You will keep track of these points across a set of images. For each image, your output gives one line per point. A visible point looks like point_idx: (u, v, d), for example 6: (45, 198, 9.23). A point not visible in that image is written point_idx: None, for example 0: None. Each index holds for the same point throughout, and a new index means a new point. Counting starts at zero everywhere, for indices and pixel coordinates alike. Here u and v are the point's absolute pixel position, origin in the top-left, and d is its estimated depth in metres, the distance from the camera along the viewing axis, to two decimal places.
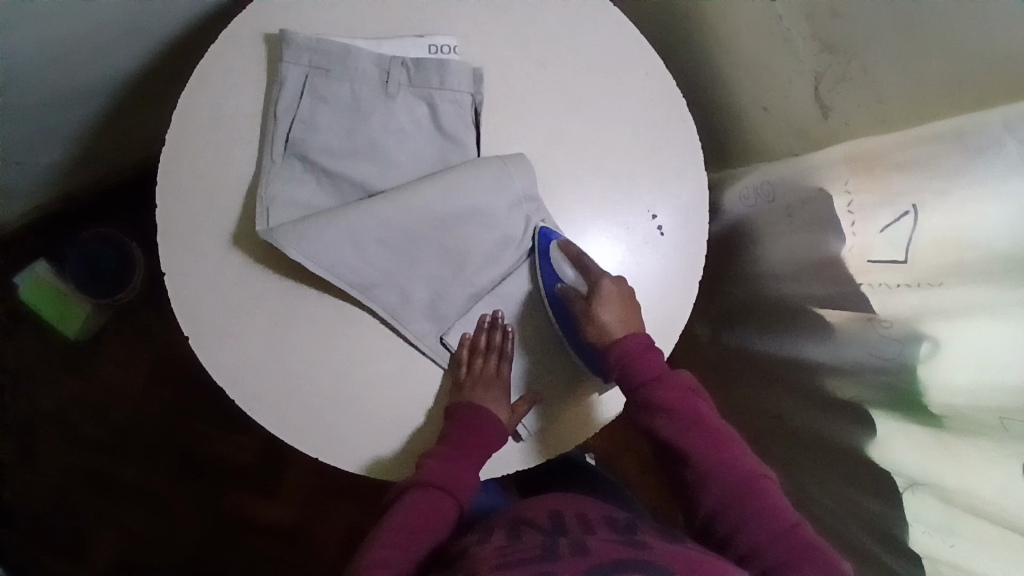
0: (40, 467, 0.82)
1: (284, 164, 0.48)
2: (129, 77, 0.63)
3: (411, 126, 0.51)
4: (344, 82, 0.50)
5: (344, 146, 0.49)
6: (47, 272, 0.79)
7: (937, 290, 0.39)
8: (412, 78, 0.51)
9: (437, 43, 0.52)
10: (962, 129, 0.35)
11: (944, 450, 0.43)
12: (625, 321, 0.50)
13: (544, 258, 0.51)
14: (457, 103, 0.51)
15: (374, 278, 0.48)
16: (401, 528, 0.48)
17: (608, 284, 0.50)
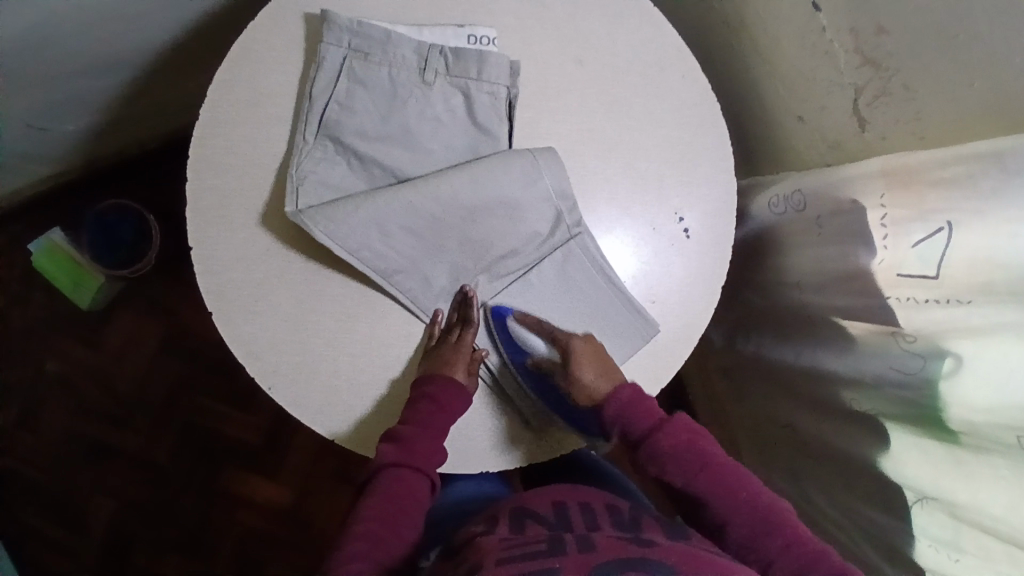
0: (46, 433, 0.82)
1: (318, 146, 0.49)
2: (163, 48, 0.64)
3: (444, 115, 0.51)
4: (382, 68, 0.50)
5: (378, 131, 0.50)
6: (63, 240, 0.79)
7: (965, 308, 0.40)
8: (451, 67, 0.51)
9: (476, 34, 0.52)
10: (1003, 151, 0.35)
11: (959, 466, 0.44)
12: (605, 376, 0.51)
13: (505, 336, 0.51)
14: (492, 95, 0.51)
15: (398, 264, 0.49)
16: (379, 513, 0.49)
17: (579, 343, 0.51)
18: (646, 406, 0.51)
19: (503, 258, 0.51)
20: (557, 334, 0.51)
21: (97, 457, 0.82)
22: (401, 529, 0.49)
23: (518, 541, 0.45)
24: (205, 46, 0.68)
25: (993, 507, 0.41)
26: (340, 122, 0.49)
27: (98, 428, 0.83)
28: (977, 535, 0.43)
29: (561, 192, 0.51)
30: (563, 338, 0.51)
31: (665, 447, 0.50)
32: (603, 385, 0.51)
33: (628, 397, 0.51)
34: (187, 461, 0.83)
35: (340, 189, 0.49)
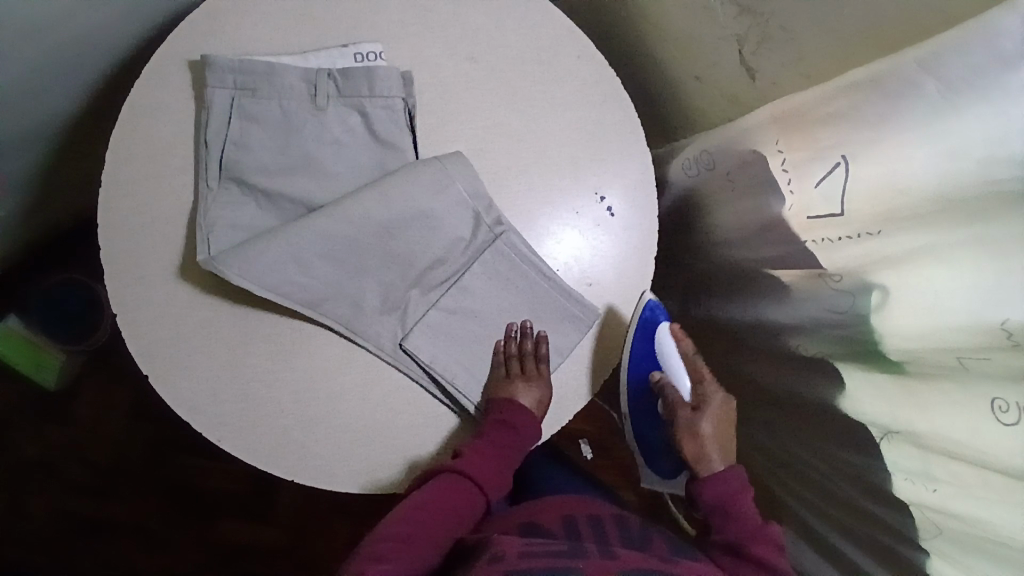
0: (35, 517, 0.82)
1: (222, 189, 0.49)
2: (67, 117, 0.64)
3: (345, 136, 0.51)
4: (273, 101, 0.50)
5: (279, 165, 0.50)
6: (16, 325, 0.77)
7: (878, 238, 0.39)
8: (343, 88, 0.51)
9: (363, 50, 0.52)
10: (878, 76, 0.35)
11: (912, 396, 0.44)
12: (722, 445, 0.55)
13: (641, 334, 0.54)
14: (389, 108, 0.51)
15: (323, 293, 0.49)
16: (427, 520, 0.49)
17: (716, 399, 0.56)
18: (724, 475, 0.54)
19: (431, 269, 0.51)
20: (702, 380, 0.56)
21: (93, 533, 0.83)
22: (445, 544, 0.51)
23: (534, 540, 0.48)
24: (112, 106, 0.68)
25: (952, 432, 0.40)
26: (241, 162, 0.49)
27: (87, 503, 0.83)
28: (948, 462, 0.43)
29: (472, 188, 0.51)
30: (693, 360, 0.57)
31: (713, 500, 0.53)
32: (713, 447, 0.54)
33: (721, 472, 0.54)
34: (182, 521, 0.83)
35: (252, 228, 0.49)
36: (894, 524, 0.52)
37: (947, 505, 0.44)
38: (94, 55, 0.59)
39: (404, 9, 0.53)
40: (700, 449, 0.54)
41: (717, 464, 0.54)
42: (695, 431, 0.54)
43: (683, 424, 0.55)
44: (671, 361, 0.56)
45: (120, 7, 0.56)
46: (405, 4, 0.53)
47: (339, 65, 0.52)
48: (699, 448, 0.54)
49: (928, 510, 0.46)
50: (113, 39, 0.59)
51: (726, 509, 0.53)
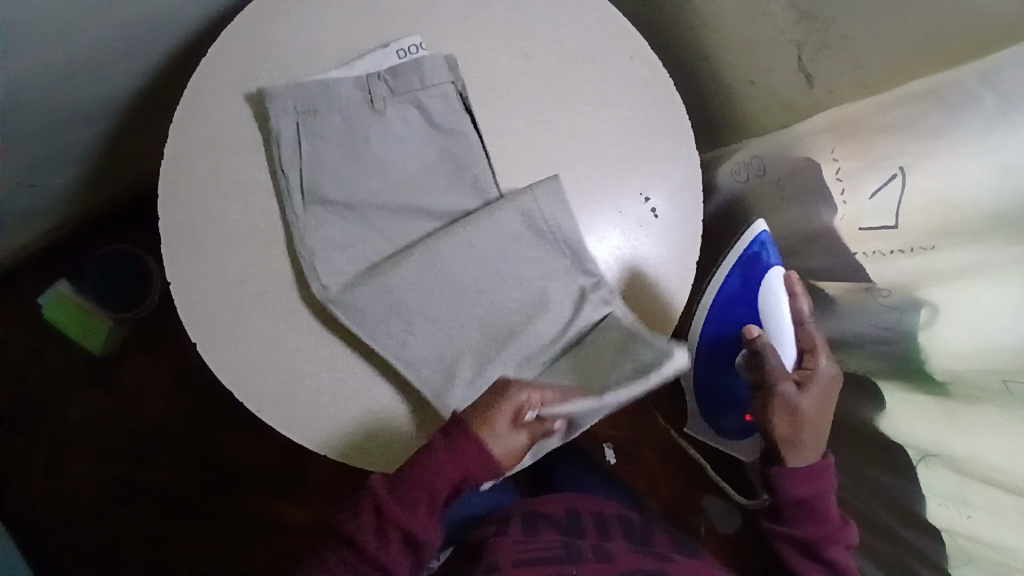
0: (71, 477, 0.85)
1: (314, 226, 0.50)
2: (131, 92, 0.66)
3: (410, 141, 0.52)
4: (334, 114, 0.51)
5: (360, 184, 0.51)
6: (70, 291, 0.81)
7: (928, 254, 0.38)
8: (395, 87, 0.52)
9: (404, 46, 0.53)
10: (941, 90, 0.34)
11: (950, 418, 0.43)
12: (816, 428, 0.50)
13: (753, 266, 0.52)
14: (445, 98, 0.52)
15: (423, 352, 0.49)
16: (415, 490, 0.46)
17: (826, 375, 0.49)
18: (809, 472, 0.51)
19: (528, 332, 0.50)
20: (813, 353, 0.49)
21: (126, 496, 0.85)
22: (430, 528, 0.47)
23: (532, 541, 0.47)
24: (173, 85, 0.70)
25: (990, 455, 0.40)
26: (322, 188, 0.51)
27: (122, 467, 0.85)
28: (985, 489, 0.42)
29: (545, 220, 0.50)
30: (804, 329, 0.50)
31: (802, 495, 0.51)
32: (808, 433, 0.50)
33: (811, 463, 0.51)
34: (211, 492, 0.85)
35: (358, 259, 0.51)
36: (925, 548, 0.51)
37: (980, 532, 0.43)
38: (162, 32, 0.61)
39: (462, 2, 0.54)
40: (795, 433, 0.50)
41: (811, 453, 0.51)
42: (796, 413, 0.49)
43: (784, 402, 0.49)
44: (777, 318, 0.51)
45: None
46: None
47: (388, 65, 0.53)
48: (795, 431, 0.50)
49: (959, 535, 0.46)
50: (181, 19, 0.61)
51: (809, 510, 0.51)
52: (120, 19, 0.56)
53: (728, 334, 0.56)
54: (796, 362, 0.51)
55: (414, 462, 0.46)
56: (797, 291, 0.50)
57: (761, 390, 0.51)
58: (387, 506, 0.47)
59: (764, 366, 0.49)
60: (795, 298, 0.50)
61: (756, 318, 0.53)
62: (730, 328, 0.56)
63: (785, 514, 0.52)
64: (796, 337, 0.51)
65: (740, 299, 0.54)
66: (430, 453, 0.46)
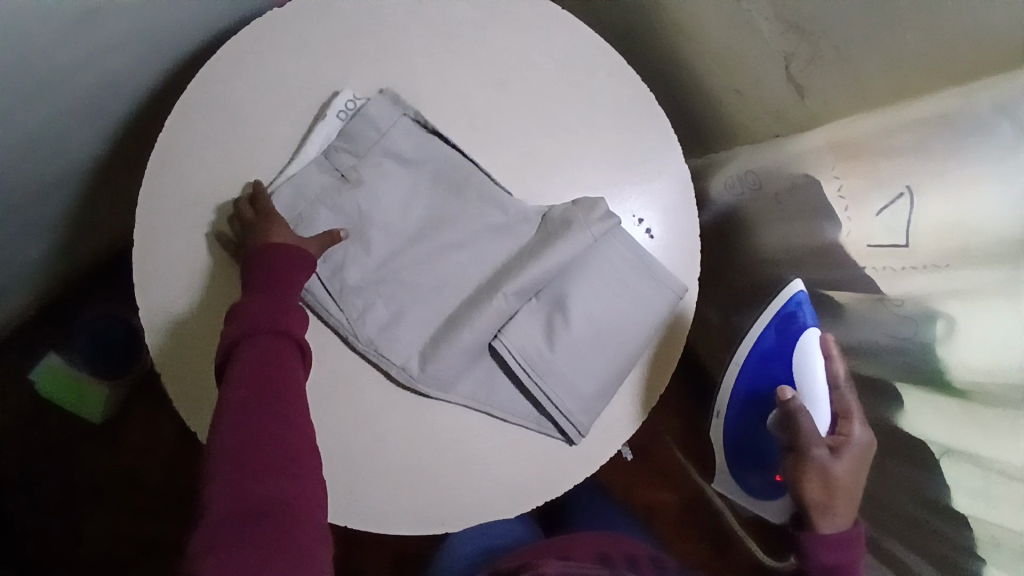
0: (87, 545, 0.83)
1: (365, 318, 0.47)
2: (91, 160, 0.63)
3: (404, 194, 0.49)
4: (320, 205, 0.48)
5: (385, 258, 0.49)
6: (59, 362, 0.79)
7: (943, 271, 0.37)
8: (358, 149, 0.49)
9: (341, 107, 0.49)
10: (948, 111, 0.33)
11: (976, 422, 0.41)
12: (849, 497, 0.47)
13: (792, 325, 0.50)
14: (409, 133, 0.49)
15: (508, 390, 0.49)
16: (267, 306, 0.43)
17: (861, 441, 0.46)
18: (844, 540, 0.47)
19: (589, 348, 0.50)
20: (847, 418, 0.46)
21: (145, 557, 0.83)
22: (291, 328, 0.43)
23: (573, 564, 0.48)
24: (135, 146, 0.67)
25: (1013, 462, 0.39)
26: (348, 278, 0.48)
27: (139, 528, 0.84)
28: (1012, 485, 0.40)
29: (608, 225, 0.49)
30: (839, 393, 0.48)
31: (832, 562, 0.47)
32: (842, 499, 0.47)
33: (844, 531, 0.47)
34: None
35: (423, 325, 0.48)
36: (957, 541, 0.50)
37: (1008, 525, 0.42)
38: (114, 97, 0.57)
39: (427, 37, 0.51)
40: (828, 499, 0.47)
41: (843, 521, 0.47)
42: (828, 478, 0.46)
43: (818, 467, 0.46)
44: (812, 380, 0.48)
45: (138, 51, 0.55)
46: (429, 32, 0.51)
47: (340, 129, 0.49)
48: (826, 496, 0.47)
49: (987, 527, 0.44)
50: (132, 81, 0.57)
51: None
52: (70, 95, 0.52)
53: (762, 391, 0.54)
54: (831, 427, 0.48)
55: (257, 330, 0.42)
56: (833, 354, 0.48)
57: (795, 452, 0.48)
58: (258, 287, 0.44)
59: (796, 426, 0.46)
60: (831, 361, 0.48)
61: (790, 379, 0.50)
62: (765, 386, 0.53)
63: None
64: (831, 400, 0.48)
65: (775, 355, 0.51)
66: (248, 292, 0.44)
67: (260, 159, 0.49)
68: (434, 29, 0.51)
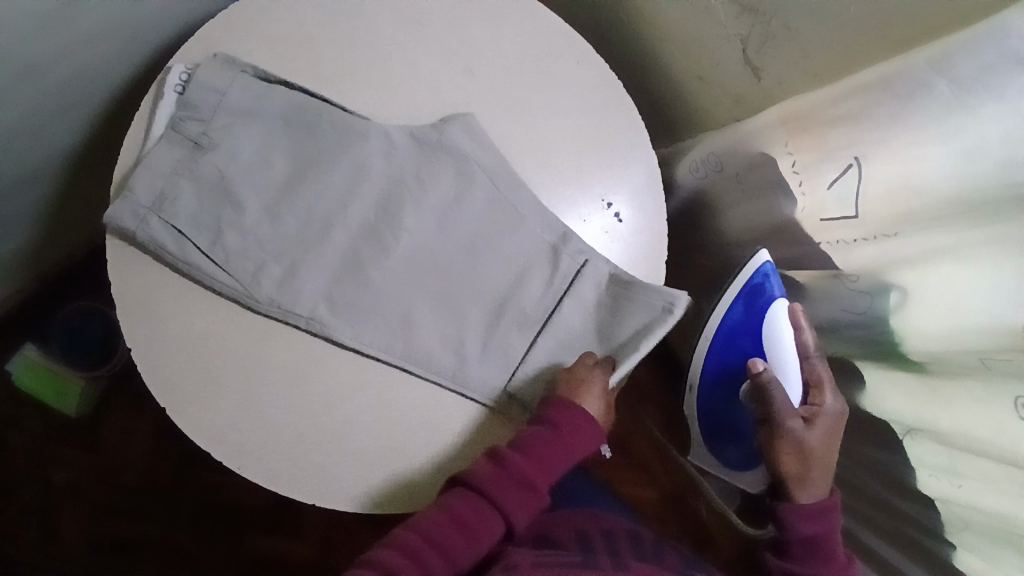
0: (63, 542, 0.82)
1: (259, 279, 0.48)
2: (73, 149, 0.64)
3: (257, 147, 0.50)
4: (176, 180, 0.48)
5: (266, 212, 0.49)
6: (36, 353, 0.79)
7: (893, 240, 0.38)
8: (203, 115, 0.49)
9: (175, 81, 0.49)
10: (890, 79, 0.34)
11: (934, 394, 0.42)
12: (823, 466, 0.49)
13: (755, 298, 0.50)
14: (248, 87, 0.49)
15: (425, 348, 0.49)
16: (505, 485, 0.46)
17: (832, 410, 0.48)
18: (819, 509, 0.49)
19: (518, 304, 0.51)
20: (818, 387, 0.48)
21: (122, 554, 0.83)
22: (511, 515, 0.46)
23: (547, 549, 0.48)
24: (116, 137, 0.68)
25: (972, 428, 0.40)
26: (229, 242, 0.48)
27: (116, 524, 0.83)
28: (973, 458, 0.41)
29: (487, 172, 0.51)
30: (809, 362, 0.48)
31: (809, 533, 0.49)
32: (816, 469, 0.49)
33: (820, 500, 0.49)
34: (210, 538, 0.83)
35: (326, 275, 0.50)
36: (922, 519, 0.50)
37: (972, 499, 0.43)
38: (94, 84, 0.58)
39: (399, 24, 0.53)
40: (804, 469, 0.48)
41: (815, 490, 0.49)
42: (803, 448, 0.48)
43: (792, 439, 0.48)
44: (780, 348, 0.49)
45: (118, 38, 0.56)
46: (400, 19, 0.53)
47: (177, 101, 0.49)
48: (803, 467, 0.48)
49: (953, 504, 0.45)
50: (110, 69, 0.58)
51: (817, 547, 0.49)
52: (51, 81, 0.53)
53: (733, 367, 0.54)
54: (802, 398, 0.49)
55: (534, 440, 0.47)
56: (801, 325, 0.48)
57: (768, 424, 0.49)
58: (535, 441, 0.47)
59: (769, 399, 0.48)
60: (800, 332, 0.49)
61: (758, 350, 0.51)
62: (733, 361, 0.53)
63: (791, 552, 0.50)
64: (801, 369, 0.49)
65: (743, 330, 0.51)
66: (514, 454, 0.47)
67: None
68: (405, 16, 0.53)
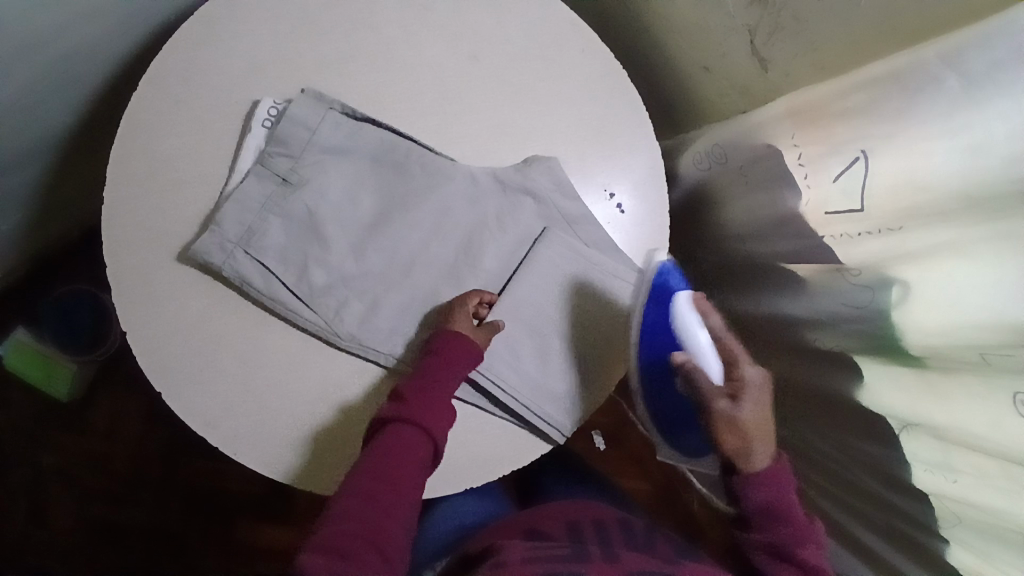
0: (52, 528, 0.82)
1: (341, 315, 0.48)
2: (68, 129, 0.63)
3: (346, 185, 0.50)
4: (265, 217, 0.48)
5: (352, 249, 0.49)
6: (27, 338, 0.79)
7: (898, 234, 0.38)
8: (293, 152, 0.48)
9: (264, 115, 0.49)
10: (899, 71, 0.34)
11: (931, 390, 0.43)
12: (764, 439, 0.48)
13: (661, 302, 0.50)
14: (339, 126, 0.49)
15: (515, 380, 0.49)
16: (410, 422, 0.45)
17: (751, 375, 0.49)
18: (772, 475, 0.49)
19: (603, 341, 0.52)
20: (734, 364, 0.49)
21: (112, 540, 0.82)
22: (432, 428, 0.46)
23: (539, 545, 0.48)
24: (111, 117, 0.67)
25: (970, 425, 0.39)
26: (314, 279, 0.48)
27: (106, 510, 0.82)
28: (968, 454, 0.41)
29: (564, 218, 0.51)
30: (722, 343, 0.50)
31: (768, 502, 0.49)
32: (757, 439, 0.48)
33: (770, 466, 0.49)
34: (201, 524, 0.83)
35: (406, 310, 0.50)
36: (913, 514, 0.51)
37: (966, 495, 0.43)
38: (91, 62, 0.57)
39: (403, 8, 0.52)
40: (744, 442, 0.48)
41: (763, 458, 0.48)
42: (736, 425, 0.48)
43: (721, 418, 0.48)
44: (698, 342, 0.50)
45: (116, 16, 0.55)
46: (405, 2, 0.52)
47: (267, 136, 0.49)
48: (742, 442, 0.48)
49: (946, 500, 0.45)
50: (108, 48, 0.57)
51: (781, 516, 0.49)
52: (48, 58, 0.52)
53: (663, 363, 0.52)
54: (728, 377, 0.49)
55: (418, 376, 0.47)
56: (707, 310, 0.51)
57: (700, 412, 0.49)
58: (425, 366, 0.47)
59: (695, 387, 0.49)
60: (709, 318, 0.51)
61: (680, 345, 0.50)
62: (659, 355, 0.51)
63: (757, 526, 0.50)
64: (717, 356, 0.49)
65: (663, 328, 0.50)
66: (404, 396, 0.46)
67: (235, 119, 0.49)
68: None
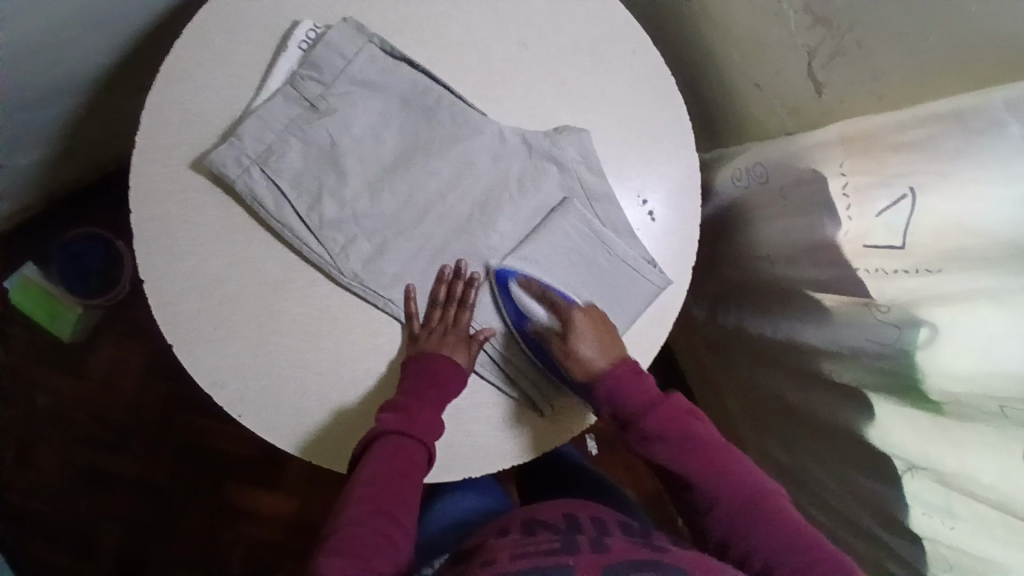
0: (40, 466, 0.81)
1: (347, 253, 0.47)
2: (103, 71, 0.62)
3: (373, 122, 0.49)
4: (286, 138, 0.47)
5: (368, 188, 0.48)
6: (36, 274, 0.78)
7: (935, 276, 0.38)
8: (324, 77, 0.48)
9: (302, 36, 0.48)
10: (962, 111, 0.33)
11: (944, 435, 0.42)
12: (603, 349, 0.49)
13: (507, 297, 0.49)
14: (374, 60, 0.48)
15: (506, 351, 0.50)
16: (406, 412, 0.46)
17: (579, 314, 0.49)
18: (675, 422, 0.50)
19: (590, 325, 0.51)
20: (563, 308, 0.49)
21: (98, 486, 0.82)
22: (426, 438, 0.46)
23: (529, 540, 0.46)
24: (148, 61, 0.66)
25: (979, 475, 0.39)
26: (325, 211, 0.47)
27: (94, 455, 0.82)
28: (972, 502, 0.41)
29: (586, 192, 0.51)
30: (563, 313, 0.49)
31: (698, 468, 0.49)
32: (597, 337, 0.49)
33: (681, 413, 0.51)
34: (188, 479, 0.83)
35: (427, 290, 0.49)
36: (905, 555, 0.50)
37: (964, 543, 0.42)
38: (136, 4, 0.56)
39: None
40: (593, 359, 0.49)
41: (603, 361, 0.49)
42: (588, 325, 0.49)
43: (565, 346, 0.49)
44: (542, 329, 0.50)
45: None
46: None
47: (301, 59, 0.48)
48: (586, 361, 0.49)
49: (942, 545, 0.45)
50: None
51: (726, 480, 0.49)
52: None
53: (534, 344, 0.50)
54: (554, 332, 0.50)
55: (415, 374, 0.47)
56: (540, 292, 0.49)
57: (564, 333, 0.49)
58: (416, 372, 0.47)
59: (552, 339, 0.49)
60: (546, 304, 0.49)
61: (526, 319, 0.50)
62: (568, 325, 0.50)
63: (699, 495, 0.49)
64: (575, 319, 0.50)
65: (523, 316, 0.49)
66: (404, 394, 0.47)
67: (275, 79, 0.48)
68: None
